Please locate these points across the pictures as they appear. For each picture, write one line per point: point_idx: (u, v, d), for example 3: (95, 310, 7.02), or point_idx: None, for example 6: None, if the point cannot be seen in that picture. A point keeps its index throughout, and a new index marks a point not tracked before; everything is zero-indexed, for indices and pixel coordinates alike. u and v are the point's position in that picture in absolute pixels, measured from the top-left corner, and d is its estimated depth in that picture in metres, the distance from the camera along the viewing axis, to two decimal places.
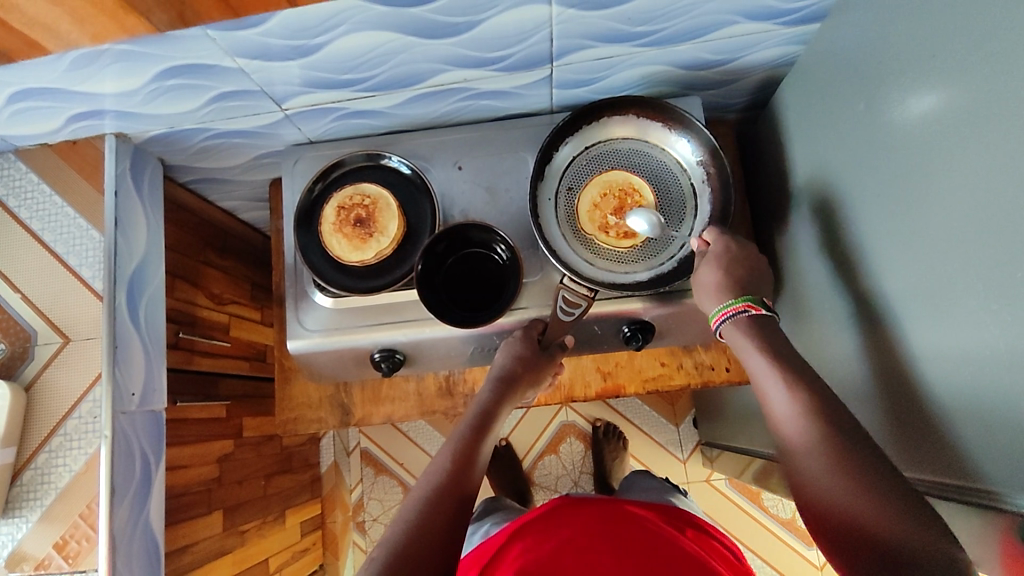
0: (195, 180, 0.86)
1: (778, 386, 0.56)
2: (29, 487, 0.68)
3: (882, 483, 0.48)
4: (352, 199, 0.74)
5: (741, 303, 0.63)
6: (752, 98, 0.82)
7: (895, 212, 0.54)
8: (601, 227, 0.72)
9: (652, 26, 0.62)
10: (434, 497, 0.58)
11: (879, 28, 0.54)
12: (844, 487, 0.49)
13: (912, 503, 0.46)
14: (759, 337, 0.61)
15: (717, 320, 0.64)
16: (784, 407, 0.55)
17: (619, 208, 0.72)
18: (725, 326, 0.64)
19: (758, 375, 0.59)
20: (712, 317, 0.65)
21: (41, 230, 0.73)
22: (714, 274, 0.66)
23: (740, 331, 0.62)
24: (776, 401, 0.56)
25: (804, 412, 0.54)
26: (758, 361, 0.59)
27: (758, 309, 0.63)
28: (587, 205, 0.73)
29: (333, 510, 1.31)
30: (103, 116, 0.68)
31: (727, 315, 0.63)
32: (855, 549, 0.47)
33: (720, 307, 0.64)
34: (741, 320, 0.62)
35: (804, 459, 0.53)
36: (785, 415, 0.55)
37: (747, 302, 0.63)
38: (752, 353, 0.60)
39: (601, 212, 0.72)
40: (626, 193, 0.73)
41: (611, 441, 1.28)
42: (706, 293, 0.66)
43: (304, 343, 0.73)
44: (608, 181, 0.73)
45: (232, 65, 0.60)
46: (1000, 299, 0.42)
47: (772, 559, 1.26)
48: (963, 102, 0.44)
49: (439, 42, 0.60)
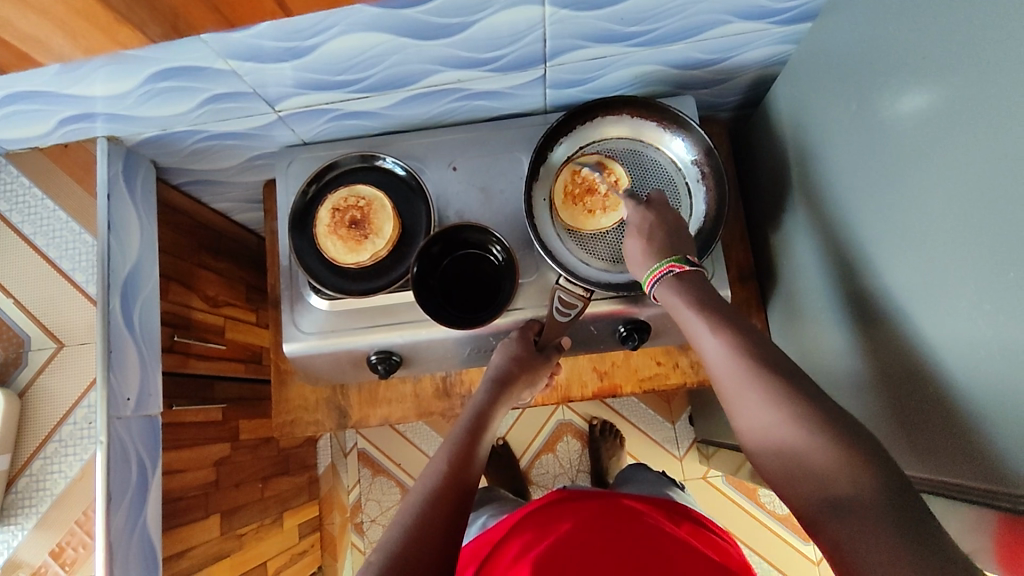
0: (189, 182, 0.86)
1: (724, 356, 0.56)
2: (24, 494, 0.68)
3: (850, 448, 0.46)
4: (346, 201, 0.73)
5: (664, 265, 0.64)
6: (745, 97, 0.82)
7: (890, 210, 0.55)
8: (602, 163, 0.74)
9: (644, 26, 0.62)
10: (431, 501, 0.57)
11: (871, 27, 0.54)
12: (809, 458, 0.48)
13: (884, 467, 0.45)
14: (689, 293, 0.61)
15: (648, 283, 0.65)
16: (733, 386, 0.55)
17: (589, 190, 0.73)
18: (656, 288, 0.64)
19: (723, 361, 0.56)
20: (644, 282, 0.66)
21: (33, 235, 0.72)
22: (636, 241, 0.66)
23: (675, 292, 0.62)
24: (738, 388, 0.54)
25: (744, 377, 0.54)
26: (715, 345, 0.57)
27: (682, 266, 0.63)
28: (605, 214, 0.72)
29: (330, 512, 1.31)
30: (95, 120, 0.67)
31: (657, 279, 0.64)
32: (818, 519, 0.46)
33: (648, 271, 0.64)
34: (668, 280, 0.63)
35: (778, 443, 0.51)
36: (755, 407, 0.53)
37: (670, 262, 0.64)
38: (698, 330, 0.59)
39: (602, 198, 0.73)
40: (564, 195, 0.73)
41: (608, 439, 1.28)
42: (633, 260, 0.67)
43: (301, 346, 0.73)
44: (601, 214, 0.72)
45: (224, 67, 0.60)
46: (999, 298, 0.43)
47: (769, 556, 1.27)
48: (954, 99, 0.45)
49: (432, 43, 0.60)
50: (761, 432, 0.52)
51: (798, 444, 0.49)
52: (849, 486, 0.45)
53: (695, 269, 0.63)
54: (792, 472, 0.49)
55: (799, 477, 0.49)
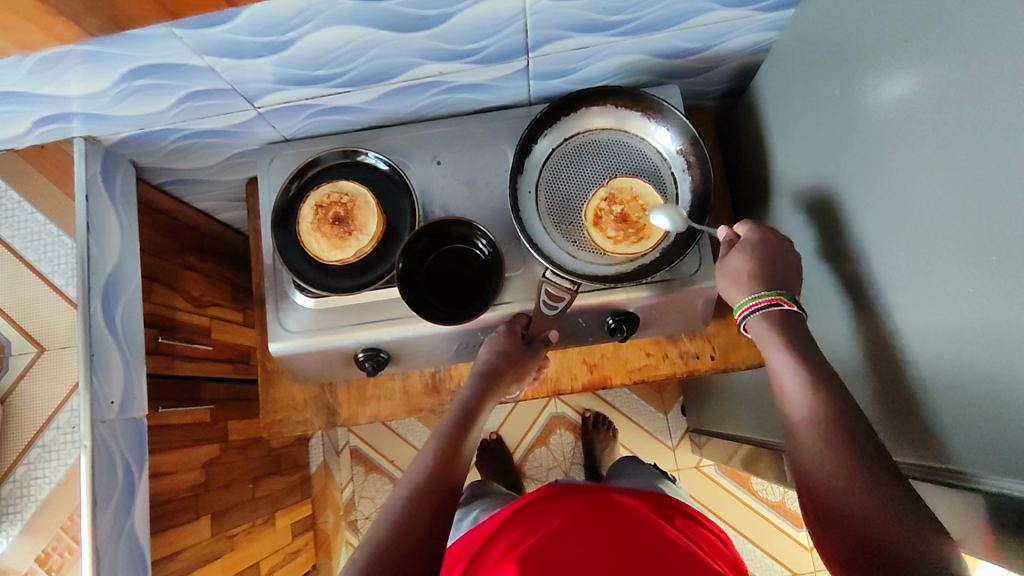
0: (169, 181, 0.84)
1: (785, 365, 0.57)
2: (9, 501, 0.69)
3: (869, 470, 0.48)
4: (330, 197, 0.73)
5: (772, 296, 0.60)
6: (730, 85, 0.81)
7: (874, 196, 0.55)
8: (593, 213, 0.70)
9: (626, 15, 0.62)
10: (415, 496, 0.57)
11: (852, 12, 0.53)
12: (832, 465, 0.50)
13: (886, 481, 0.47)
14: (774, 321, 0.60)
15: (744, 309, 0.62)
16: (790, 388, 0.56)
17: (623, 216, 0.70)
18: (751, 316, 0.62)
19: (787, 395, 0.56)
20: (738, 307, 0.63)
21: (10, 238, 0.72)
22: (746, 261, 0.63)
23: (766, 322, 0.60)
24: (798, 415, 0.55)
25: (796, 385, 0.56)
26: (778, 354, 0.58)
27: (791, 305, 0.60)
28: (641, 193, 0.71)
29: (324, 510, 1.30)
30: (71, 120, 0.66)
31: (756, 307, 0.61)
32: (833, 522, 0.49)
33: (751, 297, 0.61)
34: (771, 313, 0.60)
35: (808, 457, 0.52)
36: (807, 436, 0.53)
37: (778, 295, 0.60)
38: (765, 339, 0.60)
39: (617, 198, 0.71)
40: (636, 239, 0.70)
41: (601, 431, 1.29)
42: (733, 278, 0.65)
43: (286, 344, 0.72)
44: (639, 200, 0.71)
45: (200, 63, 0.59)
46: (981, 283, 0.42)
47: (761, 542, 1.28)
48: (935, 83, 0.44)
49: (412, 35, 0.60)
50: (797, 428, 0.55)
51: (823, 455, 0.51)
52: (864, 502, 0.47)
53: (800, 312, 0.61)
54: (823, 489, 0.50)
55: (836, 511, 0.48)
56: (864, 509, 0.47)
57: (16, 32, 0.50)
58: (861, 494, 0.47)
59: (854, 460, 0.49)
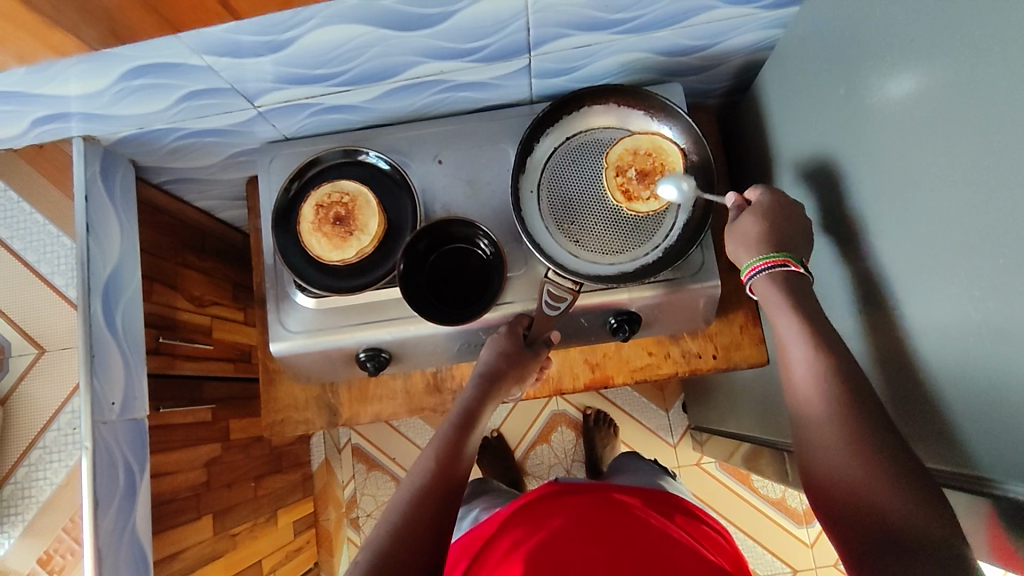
0: (169, 181, 0.84)
1: (801, 351, 0.56)
2: (11, 501, 0.74)
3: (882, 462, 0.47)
4: (330, 197, 0.72)
5: (781, 258, 0.60)
6: (733, 83, 0.81)
7: (881, 196, 0.54)
8: (620, 192, 0.70)
9: (628, 13, 0.61)
10: (416, 499, 0.57)
11: (857, 11, 0.53)
12: (842, 457, 0.49)
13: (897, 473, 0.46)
14: (791, 297, 0.59)
15: (754, 268, 0.62)
16: (804, 372, 0.55)
17: (644, 173, 0.70)
18: (759, 278, 0.61)
19: (795, 380, 0.56)
20: (750, 265, 0.62)
21: (10, 239, 0.76)
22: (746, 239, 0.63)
23: (776, 290, 0.60)
24: (807, 411, 0.54)
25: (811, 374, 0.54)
26: (790, 328, 0.57)
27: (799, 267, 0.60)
28: (639, 145, 0.70)
29: (325, 508, 1.31)
30: (69, 119, 0.66)
31: (764, 267, 0.61)
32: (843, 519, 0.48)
33: (761, 257, 0.61)
34: (778, 274, 0.60)
35: (816, 451, 0.52)
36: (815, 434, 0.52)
37: (786, 257, 0.60)
38: (779, 315, 0.59)
39: (630, 160, 0.70)
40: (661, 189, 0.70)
41: (602, 429, 1.29)
42: (742, 242, 0.64)
43: (287, 344, 0.71)
44: (643, 153, 0.70)
45: (200, 62, 0.58)
46: (991, 286, 0.42)
47: (762, 539, 1.28)
48: (943, 84, 0.44)
49: (413, 34, 0.59)
50: (804, 421, 0.54)
51: (834, 448, 0.50)
52: (874, 496, 0.46)
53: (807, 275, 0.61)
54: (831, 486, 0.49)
55: (842, 509, 0.48)
56: (871, 505, 0.46)
57: (12, 30, 0.49)
58: (870, 490, 0.47)
59: (867, 453, 0.48)
